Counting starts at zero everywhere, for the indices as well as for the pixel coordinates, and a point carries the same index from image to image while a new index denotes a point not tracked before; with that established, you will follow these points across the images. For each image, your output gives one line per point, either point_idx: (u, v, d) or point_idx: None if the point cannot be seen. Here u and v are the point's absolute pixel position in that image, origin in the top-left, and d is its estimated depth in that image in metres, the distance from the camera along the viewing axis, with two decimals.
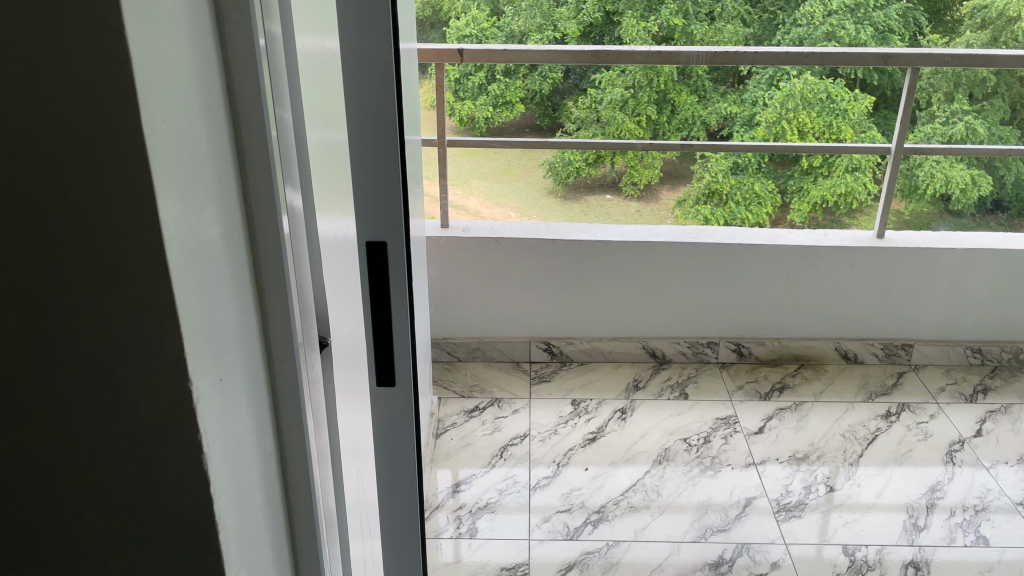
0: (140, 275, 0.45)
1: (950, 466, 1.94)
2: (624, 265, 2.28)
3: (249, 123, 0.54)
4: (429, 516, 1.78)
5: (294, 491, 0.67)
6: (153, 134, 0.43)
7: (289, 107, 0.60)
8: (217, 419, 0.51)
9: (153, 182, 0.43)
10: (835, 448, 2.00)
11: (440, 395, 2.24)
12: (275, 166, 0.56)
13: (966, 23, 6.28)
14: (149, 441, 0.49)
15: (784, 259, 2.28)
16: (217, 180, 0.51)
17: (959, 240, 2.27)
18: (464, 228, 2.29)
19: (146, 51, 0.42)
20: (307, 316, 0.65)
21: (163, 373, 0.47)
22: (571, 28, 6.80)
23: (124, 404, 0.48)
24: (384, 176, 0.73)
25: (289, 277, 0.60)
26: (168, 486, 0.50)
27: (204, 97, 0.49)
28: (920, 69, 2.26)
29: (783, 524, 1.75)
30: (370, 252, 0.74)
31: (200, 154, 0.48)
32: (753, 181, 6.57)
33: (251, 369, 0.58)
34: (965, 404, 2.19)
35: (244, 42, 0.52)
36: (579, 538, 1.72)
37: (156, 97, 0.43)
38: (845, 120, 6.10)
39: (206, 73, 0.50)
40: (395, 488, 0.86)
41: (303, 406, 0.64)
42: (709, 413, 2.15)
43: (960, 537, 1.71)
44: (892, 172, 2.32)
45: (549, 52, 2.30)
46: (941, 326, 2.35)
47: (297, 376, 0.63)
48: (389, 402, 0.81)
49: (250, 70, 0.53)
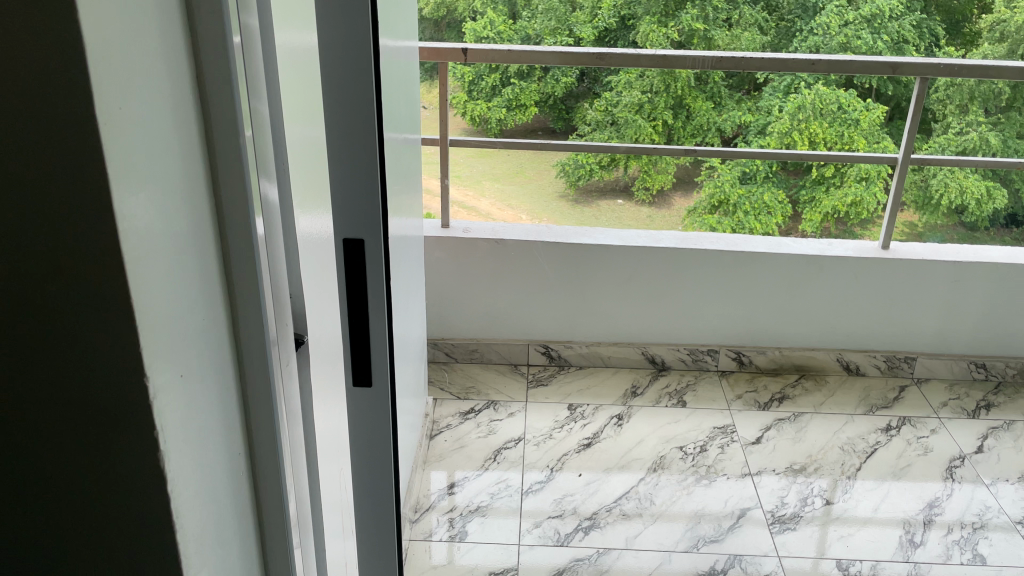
0: (99, 266, 0.44)
1: (949, 482, 1.91)
2: (625, 269, 2.26)
3: (220, 114, 0.53)
4: (420, 518, 1.76)
5: (263, 491, 0.66)
6: (109, 125, 0.42)
7: (266, 101, 0.59)
8: (178, 416, 0.50)
9: (109, 170, 0.43)
10: (834, 461, 1.97)
11: (435, 395, 2.23)
12: (249, 161, 0.56)
13: (985, 35, 6.15)
14: (107, 437, 0.48)
15: (787, 268, 2.24)
16: (185, 173, 0.51)
17: (964, 253, 2.23)
18: (465, 228, 2.28)
19: (109, 34, 0.42)
20: (282, 312, 0.64)
21: (117, 370, 0.46)
22: (586, 32, 6.63)
23: (89, 399, 0.47)
24: (362, 173, 0.70)
25: (262, 269, 0.59)
26: (125, 484, 0.49)
27: (171, 86, 0.49)
28: (930, 79, 2.24)
29: (778, 536, 1.72)
30: (347, 251, 0.72)
31: (165, 153, 0.48)
32: (762, 191, 7.05)
33: (218, 365, 0.57)
34: (966, 420, 2.15)
35: (217, 33, 0.51)
36: (569, 545, 1.69)
37: (112, 87, 0.42)
38: (857, 130, 6.48)
39: (173, 62, 0.49)
40: (369, 491, 0.84)
41: (275, 405, 0.63)
42: (706, 421, 2.13)
43: (957, 554, 1.68)
44: (898, 184, 2.27)
45: (552, 53, 2.28)
46: (946, 339, 2.31)
47: (268, 373, 0.61)
48: (367, 404, 0.79)
49: (223, 65, 0.52)
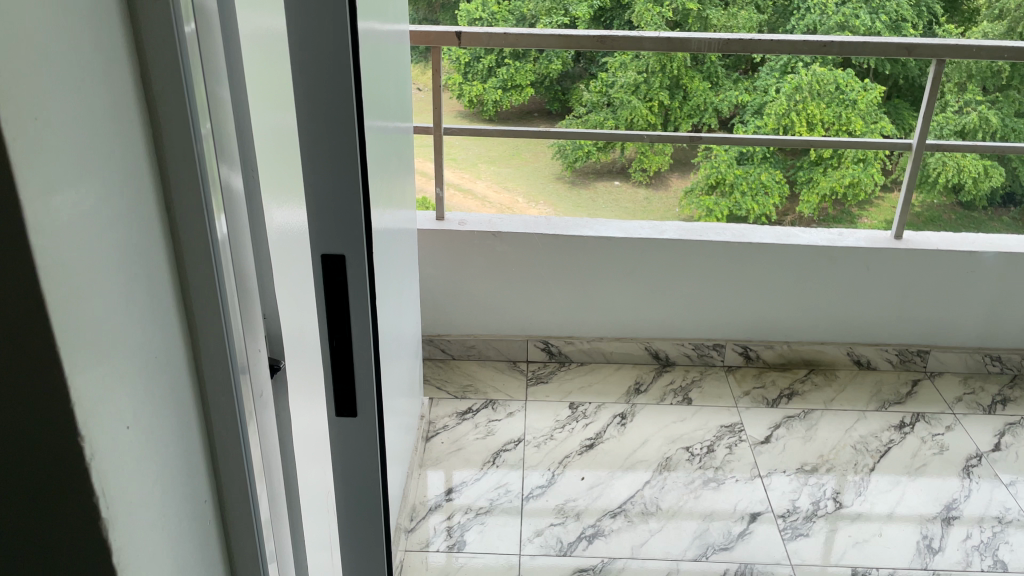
0: (15, 311, 0.36)
1: (966, 482, 1.84)
2: (626, 261, 2.18)
3: (170, 119, 0.45)
4: (416, 526, 1.69)
5: (239, 547, 0.58)
6: (20, 141, 0.35)
7: (229, 102, 0.51)
8: (127, 476, 0.43)
9: (20, 194, 0.35)
10: (846, 461, 1.91)
11: (431, 395, 2.16)
12: (207, 172, 0.48)
13: (983, 13, 6.43)
14: (43, 507, 0.41)
15: (796, 258, 2.16)
16: (128, 190, 0.43)
17: (981, 242, 2.16)
18: (460, 220, 2.19)
19: (13, 30, 0.34)
20: (255, 341, 0.57)
21: (46, 429, 0.39)
22: (581, 12, 6.90)
23: (20, 461, 0.40)
24: (341, 181, 0.62)
25: (227, 295, 0.51)
26: (63, 561, 0.42)
27: (105, 88, 0.41)
28: (947, 61, 2.13)
29: (790, 543, 1.66)
30: (326, 268, 0.65)
31: (97, 170, 0.40)
32: (761, 170, 7.07)
33: (178, 407, 0.49)
34: (982, 416, 2.09)
35: (162, 25, 0.43)
36: (572, 554, 1.63)
37: (21, 93, 0.35)
38: (855, 111, 6.62)
39: (107, 59, 0.41)
40: (359, 530, 0.76)
41: (249, 451, 0.55)
42: (713, 420, 2.06)
43: (977, 561, 1.62)
44: (912, 171, 2.18)
45: (551, 36, 2.18)
46: (960, 331, 2.24)
47: (238, 416, 0.53)
48: (353, 439, 0.71)
49: (171, 62, 0.44)
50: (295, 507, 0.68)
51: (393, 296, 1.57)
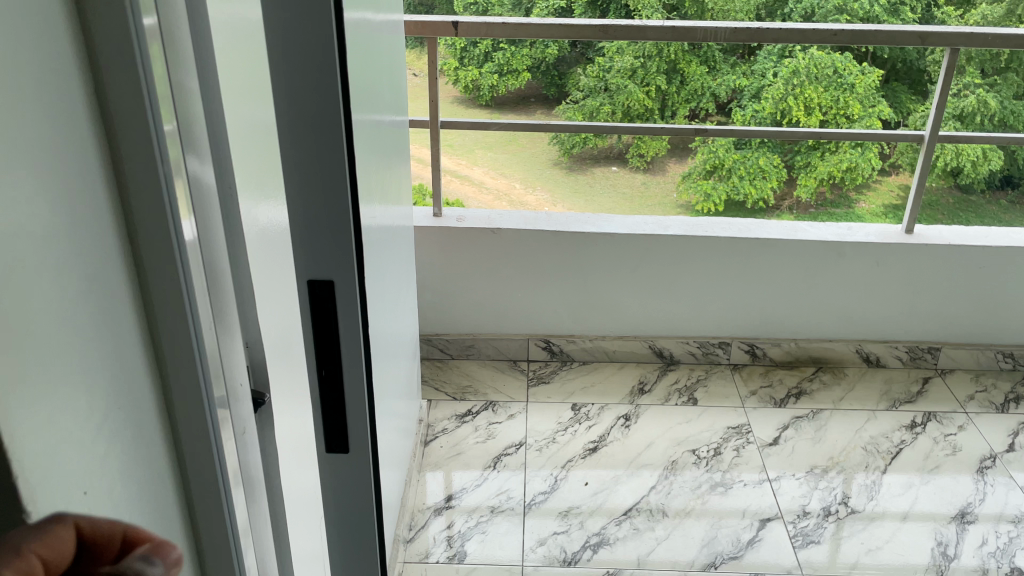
0: None
1: (981, 484, 1.80)
2: (630, 258, 2.12)
3: (130, 143, 0.38)
4: (416, 536, 1.64)
5: None
6: None
7: (201, 121, 0.45)
8: None
9: None
10: (857, 463, 1.86)
11: (430, 396, 2.11)
12: (178, 203, 0.41)
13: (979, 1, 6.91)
14: None
15: (804, 254, 2.11)
16: (82, 228, 0.36)
17: (994, 237, 2.10)
18: (459, 216, 2.13)
19: None
20: (239, 387, 0.50)
21: None
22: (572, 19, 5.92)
23: None
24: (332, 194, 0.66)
25: (205, 341, 0.44)
26: None
27: (48, 110, 0.34)
28: (960, 50, 2.07)
29: (801, 551, 1.61)
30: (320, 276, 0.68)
31: (39, 206, 0.33)
32: (757, 155, 7.34)
33: (151, 470, 0.43)
34: (995, 415, 2.04)
35: (116, 33, 0.36)
36: (577, 565, 1.58)
37: None
38: (853, 95, 7.09)
39: (50, 75, 0.34)
40: None
41: (231, 512, 0.49)
42: (719, 421, 2.01)
43: (994, 568, 1.58)
44: (924, 165, 2.12)
45: (551, 26, 2.11)
46: (971, 327, 2.19)
47: (219, 476, 0.47)
48: None
49: (131, 78, 0.37)
50: (278, 563, 0.62)
51: (389, 302, 1.51)
